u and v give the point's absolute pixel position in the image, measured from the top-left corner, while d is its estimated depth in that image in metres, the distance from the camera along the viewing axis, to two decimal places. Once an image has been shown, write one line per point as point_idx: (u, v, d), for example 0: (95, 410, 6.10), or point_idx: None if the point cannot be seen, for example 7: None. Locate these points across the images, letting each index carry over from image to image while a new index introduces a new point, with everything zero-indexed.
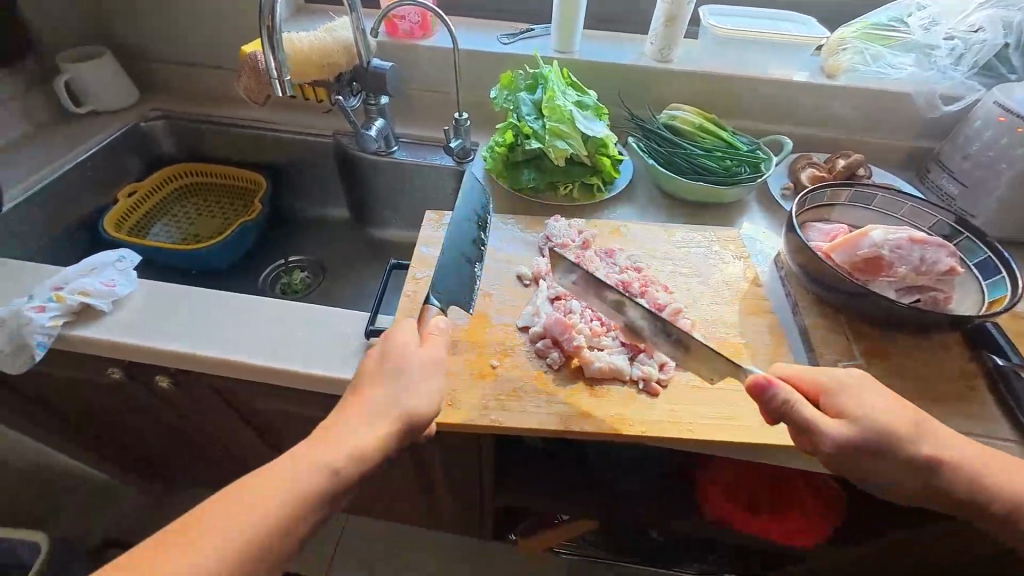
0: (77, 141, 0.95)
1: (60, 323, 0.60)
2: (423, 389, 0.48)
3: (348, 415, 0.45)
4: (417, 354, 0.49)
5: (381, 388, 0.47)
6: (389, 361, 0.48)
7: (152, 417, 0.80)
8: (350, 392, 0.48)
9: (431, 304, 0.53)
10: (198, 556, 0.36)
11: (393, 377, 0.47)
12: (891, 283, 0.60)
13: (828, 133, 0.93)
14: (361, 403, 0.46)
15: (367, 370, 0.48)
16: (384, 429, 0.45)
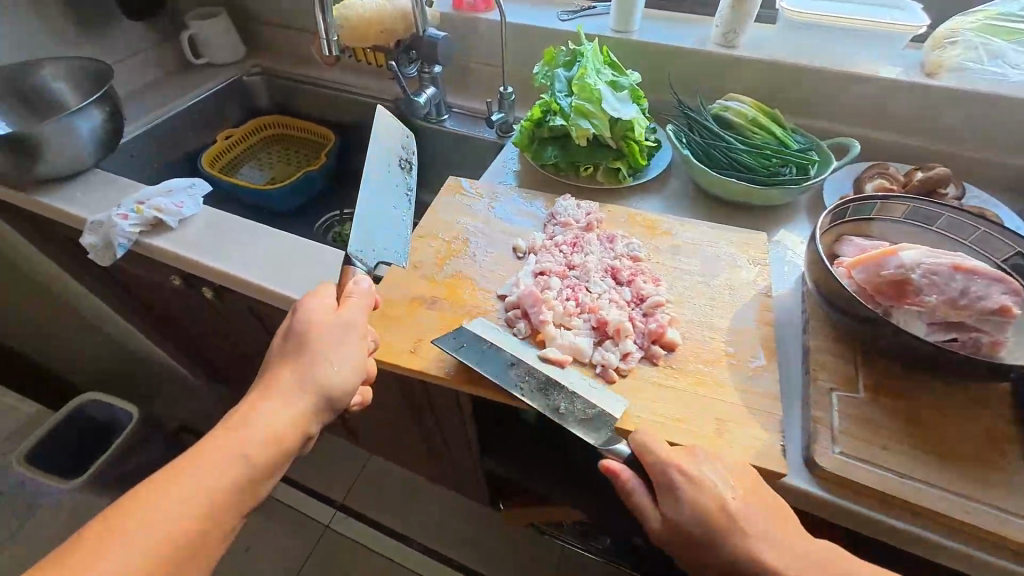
0: (192, 87, 1.12)
1: (137, 231, 0.75)
2: (337, 363, 0.50)
3: (265, 396, 0.48)
4: (333, 321, 0.51)
5: (296, 365, 0.49)
6: (299, 343, 0.50)
7: (208, 324, 0.95)
8: (267, 373, 0.50)
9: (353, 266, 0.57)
10: (119, 551, 0.38)
11: (309, 356, 0.50)
12: (920, 314, 0.51)
13: (919, 142, 0.80)
14: (279, 382, 0.48)
15: (275, 352, 0.51)
16: (300, 401, 0.48)
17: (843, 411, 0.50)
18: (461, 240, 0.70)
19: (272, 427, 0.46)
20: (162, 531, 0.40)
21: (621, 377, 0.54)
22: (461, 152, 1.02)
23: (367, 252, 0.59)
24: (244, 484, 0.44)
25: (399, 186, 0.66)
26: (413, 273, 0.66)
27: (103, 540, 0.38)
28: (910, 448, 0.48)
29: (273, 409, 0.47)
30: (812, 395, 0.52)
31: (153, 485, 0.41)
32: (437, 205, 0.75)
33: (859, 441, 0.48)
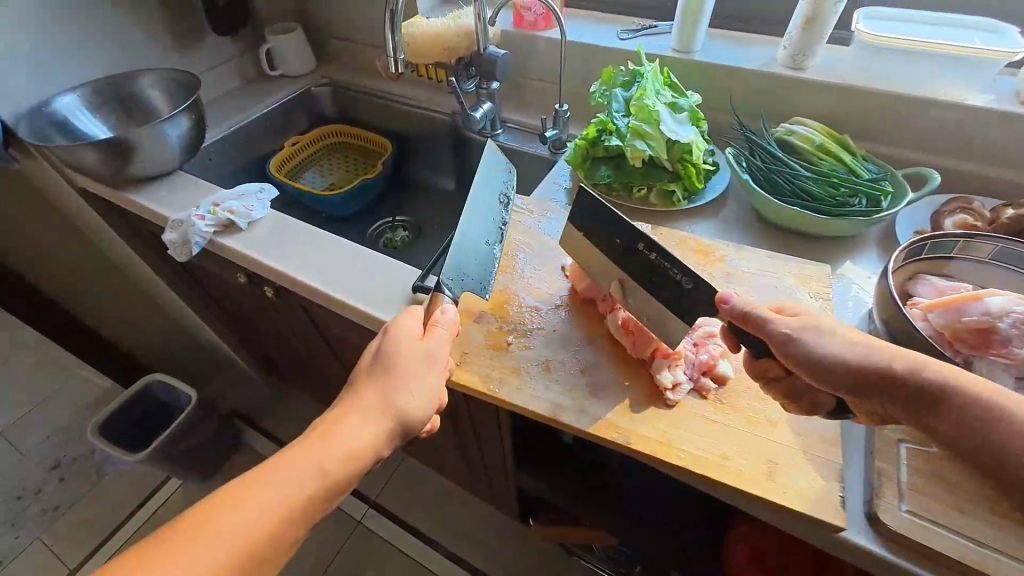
0: (266, 96, 1.20)
1: (212, 231, 0.81)
2: (416, 392, 0.52)
3: (348, 412, 0.50)
4: (418, 347, 0.54)
5: (378, 385, 0.52)
6: (384, 367, 0.53)
7: (266, 320, 1.00)
8: (350, 389, 0.53)
9: (444, 293, 0.58)
10: (205, 554, 0.40)
11: (393, 382, 0.52)
12: (1007, 367, 0.47)
13: (1010, 175, 0.73)
14: (362, 401, 0.51)
15: (362, 371, 0.54)
16: (378, 424, 0.50)
17: (912, 465, 0.47)
18: (511, 255, 0.70)
19: (351, 444, 0.48)
20: (241, 530, 0.41)
21: (666, 407, 0.53)
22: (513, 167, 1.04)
23: (455, 281, 0.59)
24: (316, 501, 0.46)
25: (492, 227, 0.67)
26: None
27: (189, 539, 0.40)
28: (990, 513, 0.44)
29: (354, 428, 0.49)
30: (876, 444, 0.49)
31: (245, 488, 0.43)
32: None
33: (930, 500, 0.45)
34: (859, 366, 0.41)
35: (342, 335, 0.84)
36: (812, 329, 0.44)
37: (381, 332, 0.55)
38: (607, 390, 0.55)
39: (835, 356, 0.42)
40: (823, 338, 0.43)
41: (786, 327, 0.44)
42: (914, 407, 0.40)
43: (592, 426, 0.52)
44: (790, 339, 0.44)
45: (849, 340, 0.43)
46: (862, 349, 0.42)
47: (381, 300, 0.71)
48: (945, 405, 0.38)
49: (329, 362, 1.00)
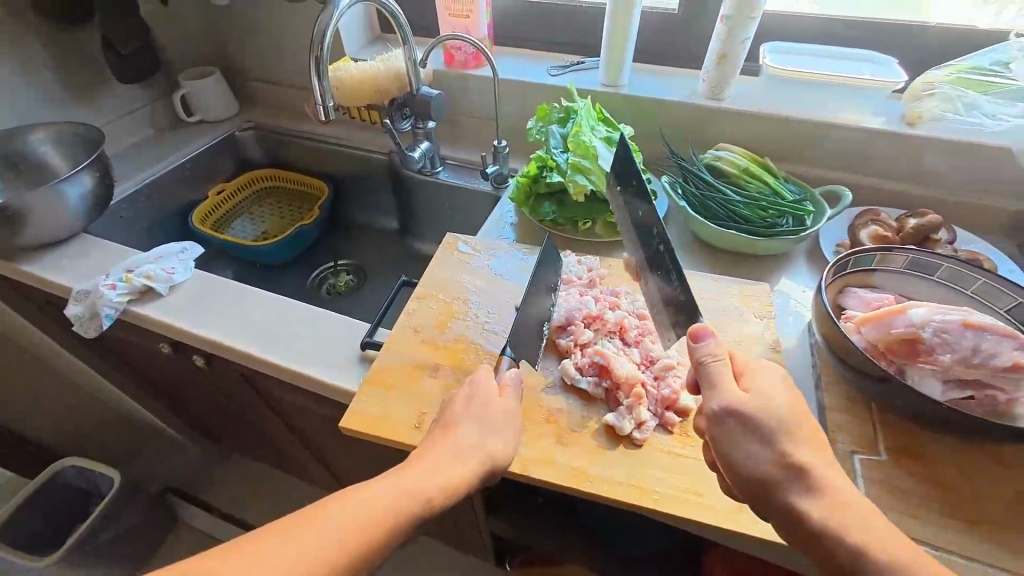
0: (184, 144, 1.12)
1: (126, 299, 0.72)
2: (503, 434, 0.51)
3: (441, 445, 0.48)
4: (499, 400, 0.52)
5: (471, 425, 0.50)
6: (474, 405, 0.51)
7: (200, 388, 0.91)
8: (440, 426, 0.51)
9: (505, 357, 0.55)
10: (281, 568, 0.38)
11: (484, 422, 0.50)
12: (935, 372, 0.51)
13: (906, 187, 0.82)
14: (454, 438, 0.49)
15: (455, 407, 0.52)
16: (469, 466, 0.47)
17: (867, 477, 0.49)
18: (465, 300, 0.68)
19: (443, 484, 0.46)
20: (320, 554, 0.39)
21: (634, 446, 0.52)
22: (457, 204, 1.03)
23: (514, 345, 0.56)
24: (393, 538, 0.43)
25: (547, 293, 0.64)
26: (414, 338, 0.64)
27: (270, 555, 0.38)
28: (940, 515, 0.47)
29: (444, 465, 0.47)
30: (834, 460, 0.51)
31: (331, 509, 0.42)
32: (437, 264, 0.73)
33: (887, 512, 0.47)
34: (768, 480, 0.42)
35: (288, 400, 0.77)
36: (748, 426, 0.43)
37: (468, 378, 0.54)
38: (575, 435, 0.53)
39: (754, 463, 0.43)
40: (756, 442, 0.43)
41: (719, 406, 0.45)
42: (799, 527, 0.41)
43: (564, 477, 0.50)
44: (721, 421, 0.44)
45: (776, 449, 0.43)
46: (780, 465, 0.42)
47: (327, 360, 0.65)
48: (826, 544, 0.40)
49: (275, 425, 0.92)
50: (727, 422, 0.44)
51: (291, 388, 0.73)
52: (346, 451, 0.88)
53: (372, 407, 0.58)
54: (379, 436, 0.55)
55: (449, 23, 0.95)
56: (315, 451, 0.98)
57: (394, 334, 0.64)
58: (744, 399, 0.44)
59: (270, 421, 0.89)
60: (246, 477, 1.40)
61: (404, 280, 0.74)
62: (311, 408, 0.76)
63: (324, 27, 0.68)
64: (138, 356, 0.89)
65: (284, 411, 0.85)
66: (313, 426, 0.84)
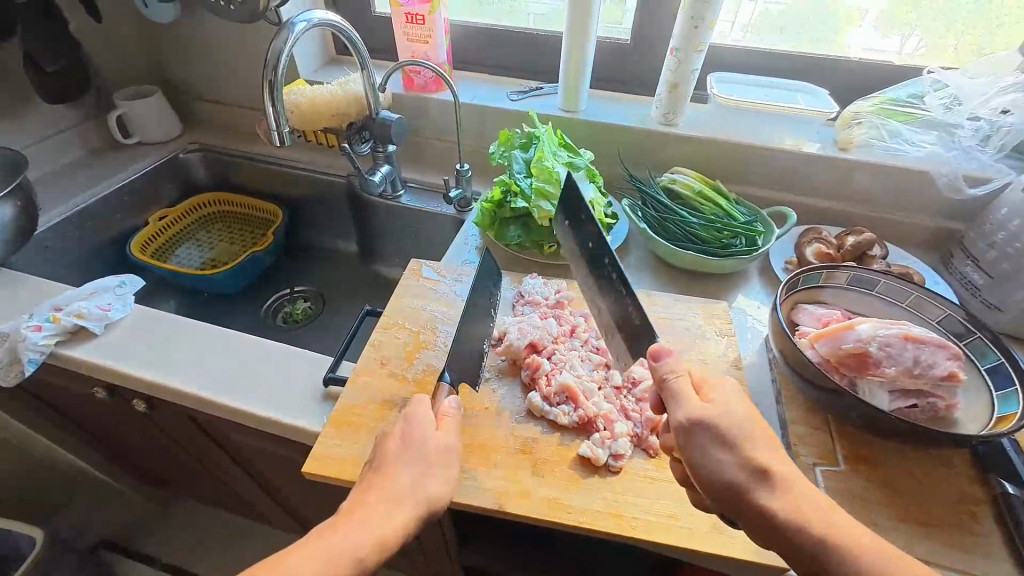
0: (121, 168, 1.04)
1: (52, 341, 0.66)
2: (441, 471, 0.48)
3: (374, 493, 0.45)
4: (434, 437, 0.49)
5: (407, 468, 0.46)
6: (409, 443, 0.48)
7: (143, 433, 0.84)
8: (372, 471, 0.47)
9: (444, 383, 0.54)
10: None
11: (421, 461, 0.47)
12: (882, 384, 0.54)
13: (843, 207, 0.88)
14: (387, 484, 0.45)
15: (386, 451, 0.48)
16: (407, 513, 0.44)
17: (829, 488, 0.52)
18: (430, 328, 0.67)
19: (379, 538, 0.42)
20: None
21: (610, 473, 0.52)
22: (420, 226, 1.01)
23: (451, 369, 0.56)
24: None
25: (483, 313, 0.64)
26: (379, 371, 0.62)
27: None
28: (896, 520, 0.49)
29: (380, 516, 0.43)
30: (798, 472, 0.53)
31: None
32: (404, 293, 0.72)
33: None
34: (737, 486, 0.41)
35: (245, 442, 0.72)
36: (716, 435, 0.42)
37: (400, 416, 0.50)
38: (550, 464, 0.53)
39: (719, 472, 0.41)
40: (721, 450, 0.42)
41: (686, 415, 0.43)
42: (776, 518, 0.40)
43: (543, 510, 0.49)
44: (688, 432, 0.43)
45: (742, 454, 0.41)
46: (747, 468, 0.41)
47: (285, 400, 0.61)
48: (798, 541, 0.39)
49: (229, 467, 0.85)
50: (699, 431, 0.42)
51: (248, 431, 0.69)
52: (307, 492, 0.83)
53: (338, 447, 0.54)
54: (344, 480, 0.52)
55: (407, 47, 0.95)
56: (273, 493, 0.91)
57: (360, 367, 0.62)
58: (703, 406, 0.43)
59: (225, 463, 0.83)
60: (190, 526, 1.27)
61: (368, 310, 0.72)
62: (269, 448, 0.71)
63: (277, 51, 0.66)
64: (68, 402, 0.81)
65: (238, 454, 0.79)
66: (272, 466, 0.78)
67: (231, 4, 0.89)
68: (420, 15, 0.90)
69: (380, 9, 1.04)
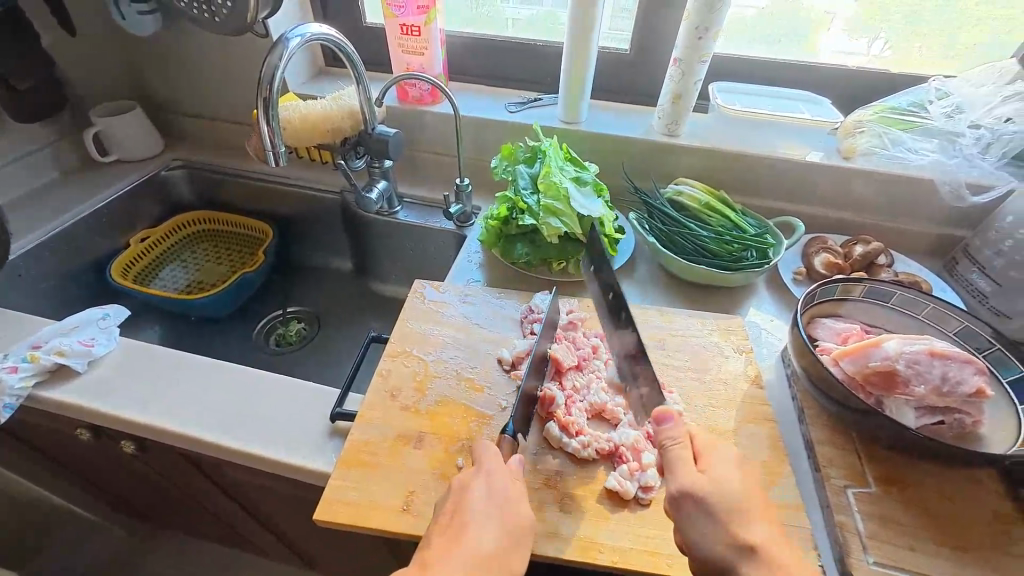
0: (99, 188, 0.99)
1: (31, 383, 0.61)
2: (522, 541, 0.45)
3: (456, 549, 0.42)
4: (512, 495, 0.46)
5: (490, 529, 0.44)
6: (495, 502, 0.45)
7: (129, 472, 0.79)
8: (452, 521, 0.45)
9: (509, 435, 0.52)
10: None
11: (505, 526, 0.45)
12: (909, 402, 0.53)
13: (847, 215, 0.88)
14: (472, 545, 0.43)
15: (467, 503, 0.45)
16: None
17: (863, 512, 0.50)
18: (440, 354, 0.64)
19: None
20: None
21: (640, 507, 0.50)
22: (419, 242, 0.98)
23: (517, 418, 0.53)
24: None
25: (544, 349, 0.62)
26: (390, 403, 0.58)
27: None
28: (933, 544, 0.48)
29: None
30: (829, 496, 0.52)
31: None
32: (411, 317, 0.68)
33: (889, 548, 0.48)
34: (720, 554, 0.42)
35: (243, 479, 0.68)
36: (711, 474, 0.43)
37: (479, 465, 0.48)
38: (577, 501, 0.50)
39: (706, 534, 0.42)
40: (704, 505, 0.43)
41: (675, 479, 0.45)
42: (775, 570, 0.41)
43: (572, 551, 0.47)
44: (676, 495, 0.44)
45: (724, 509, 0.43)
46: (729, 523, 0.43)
47: (286, 438, 0.58)
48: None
49: (225, 503, 0.81)
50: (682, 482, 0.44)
51: (247, 469, 0.64)
52: (309, 527, 0.78)
53: (349, 490, 0.51)
54: (358, 527, 0.49)
55: (402, 59, 0.92)
56: (271, 528, 0.87)
57: (369, 400, 0.58)
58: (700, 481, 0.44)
59: (219, 499, 0.78)
60: (176, 561, 1.20)
61: (372, 336, 0.69)
62: (269, 485, 0.67)
63: (272, 66, 0.62)
64: (47, 442, 0.76)
65: (235, 491, 0.75)
66: (272, 502, 0.74)
67: (216, 15, 0.84)
68: (415, 26, 0.87)
69: (372, 19, 1.01)
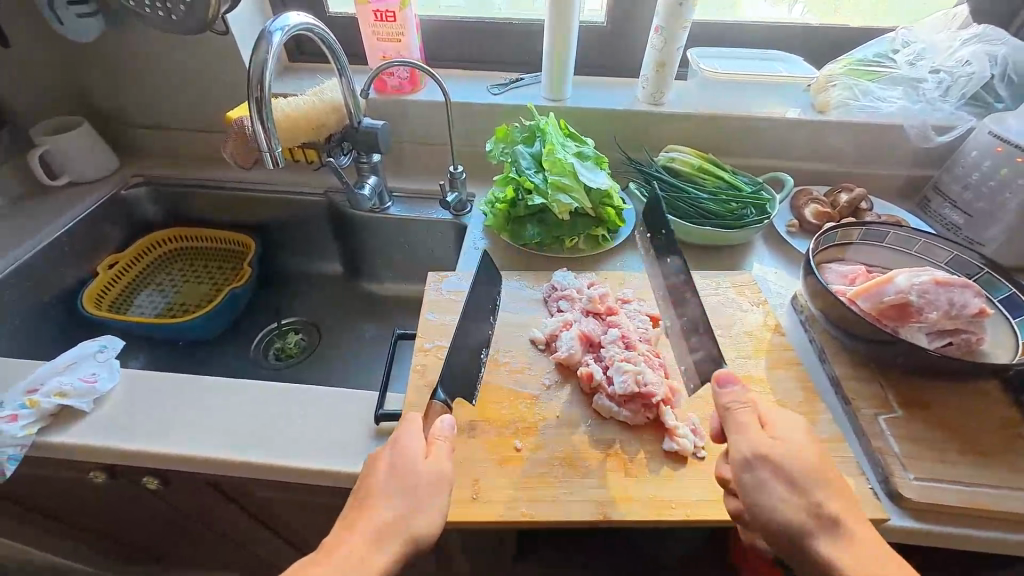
0: (54, 214, 0.90)
1: (33, 430, 0.56)
2: (432, 505, 0.44)
3: (358, 525, 0.42)
4: (421, 467, 0.45)
5: (392, 501, 0.43)
6: (399, 474, 0.44)
7: (146, 514, 0.73)
8: (358, 499, 0.44)
9: (438, 400, 0.50)
10: None
11: (409, 491, 0.43)
12: (922, 328, 0.58)
13: (826, 166, 0.93)
14: (372, 518, 0.42)
15: (370, 479, 0.44)
16: (391, 550, 0.41)
17: (897, 434, 0.54)
18: None
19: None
20: None
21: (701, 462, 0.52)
22: (415, 237, 0.96)
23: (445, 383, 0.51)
24: None
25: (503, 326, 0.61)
26: (434, 397, 0.57)
27: None
28: (960, 455, 0.53)
29: (354, 554, 0.40)
30: (863, 425, 0.55)
31: None
32: (431, 307, 0.67)
33: (925, 464, 0.52)
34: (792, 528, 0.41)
35: (281, 500, 0.65)
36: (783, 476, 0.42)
37: (388, 440, 0.47)
38: (640, 464, 0.52)
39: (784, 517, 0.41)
40: (783, 490, 0.42)
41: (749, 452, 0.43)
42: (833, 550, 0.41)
43: (647, 511, 0.48)
44: (749, 466, 0.43)
45: (807, 500, 0.41)
46: (812, 516, 0.41)
47: (331, 447, 0.56)
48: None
49: (258, 533, 0.76)
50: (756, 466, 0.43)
51: (286, 488, 0.62)
52: None
53: None
54: None
55: (378, 48, 0.89)
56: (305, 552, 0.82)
57: (411, 398, 0.57)
58: (768, 443, 0.43)
59: (249, 526, 0.74)
60: None
61: (398, 333, 0.68)
62: (310, 501, 0.64)
63: (261, 61, 0.58)
64: (49, 494, 0.69)
65: (268, 516, 0.71)
66: (307, 519, 0.71)
67: (173, 13, 0.77)
68: (390, 12, 0.83)
69: (335, 9, 0.97)
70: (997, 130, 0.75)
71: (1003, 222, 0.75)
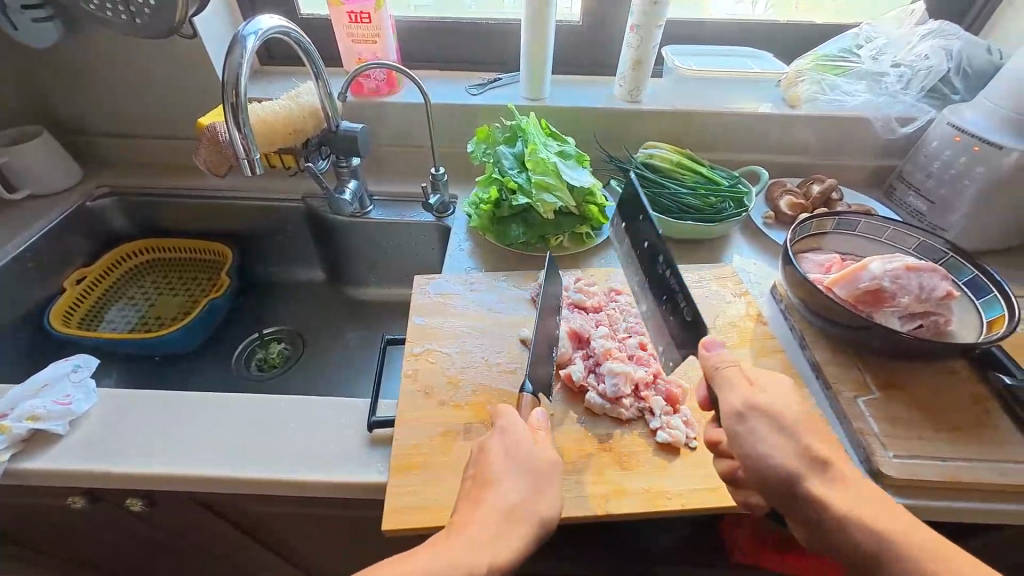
0: (15, 229, 0.86)
1: (5, 457, 0.53)
2: (550, 489, 0.46)
3: (487, 505, 0.43)
4: (534, 451, 0.47)
5: (514, 482, 0.45)
6: (513, 457, 0.46)
7: (129, 537, 0.70)
8: (474, 482, 0.46)
9: (527, 391, 0.54)
10: None
11: (530, 476, 0.46)
12: (895, 312, 0.60)
13: (798, 159, 0.96)
14: (500, 499, 0.43)
15: (488, 461, 0.46)
16: (524, 528, 0.42)
17: (875, 415, 0.56)
18: (462, 346, 0.63)
19: (493, 551, 0.40)
20: None
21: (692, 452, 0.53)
22: (399, 241, 0.95)
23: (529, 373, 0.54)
24: None
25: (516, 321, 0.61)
26: (427, 402, 0.57)
27: None
28: (935, 432, 0.55)
29: (493, 532, 0.41)
30: (844, 407, 0.57)
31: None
32: (419, 311, 0.67)
33: (903, 442, 0.54)
34: (787, 477, 0.42)
35: (272, 514, 0.64)
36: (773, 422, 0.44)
37: (495, 427, 0.49)
38: (634, 457, 0.52)
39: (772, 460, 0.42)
40: (773, 436, 0.43)
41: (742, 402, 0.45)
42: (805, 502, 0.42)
43: (644, 503, 0.49)
44: (742, 418, 0.44)
45: (794, 442, 0.43)
46: (802, 458, 0.42)
47: (324, 457, 0.55)
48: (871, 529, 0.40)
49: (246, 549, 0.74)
50: (748, 416, 0.44)
51: (276, 501, 0.60)
52: (342, 550, 0.74)
53: (409, 495, 0.49)
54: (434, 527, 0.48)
55: (354, 50, 0.87)
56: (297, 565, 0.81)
57: (404, 404, 0.57)
58: (758, 395, 0.45)
59: (238, 543, 0.72)
60: None
61: (387, 339, 0.67)
62: (303, 513, 0.63)
63: (236, 66, 0.57)
64: (23, 522, 0.66)
65: (259, 531, 0.69)
66: (299, 532, 0.69)
67: (137, 17, 0.75)
68: (365, 13, 0.82)
69: (307, 11, 0.95)
70: (955, 120, 0.79)
71: (963, 208, 0.79)
